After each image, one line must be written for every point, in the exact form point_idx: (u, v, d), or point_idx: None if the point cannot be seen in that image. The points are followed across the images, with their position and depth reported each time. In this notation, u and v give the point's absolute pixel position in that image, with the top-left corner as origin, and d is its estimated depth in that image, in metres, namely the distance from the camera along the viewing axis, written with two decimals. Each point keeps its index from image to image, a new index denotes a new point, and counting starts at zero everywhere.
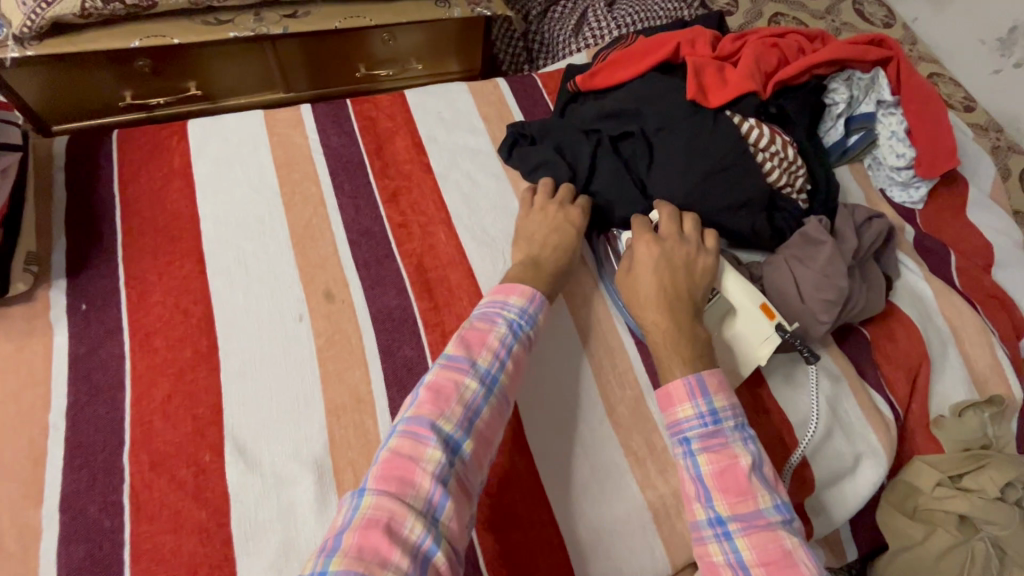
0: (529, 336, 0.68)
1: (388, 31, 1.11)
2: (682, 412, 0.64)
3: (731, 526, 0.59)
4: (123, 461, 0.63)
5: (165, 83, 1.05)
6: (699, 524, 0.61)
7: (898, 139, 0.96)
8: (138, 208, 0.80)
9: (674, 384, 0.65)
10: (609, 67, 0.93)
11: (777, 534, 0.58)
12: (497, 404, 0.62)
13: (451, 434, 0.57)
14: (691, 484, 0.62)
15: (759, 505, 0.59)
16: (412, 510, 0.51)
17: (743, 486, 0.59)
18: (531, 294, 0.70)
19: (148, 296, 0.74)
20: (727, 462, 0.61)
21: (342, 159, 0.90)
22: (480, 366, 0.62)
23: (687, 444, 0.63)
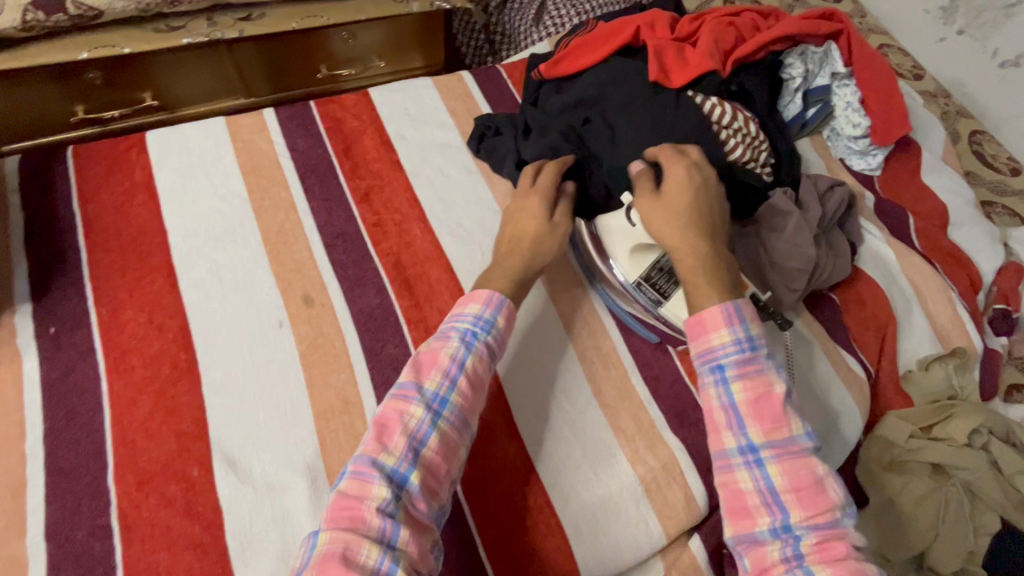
0: (488, 345, 0.66)
1: (349, 29, 1.10)
2: (717, 339, 0.61)
3: (764, 453, 0.57)
4: (109, 484, 0.62)
5: (118, 95, 1.02)
6: (728, 453, 0.59)
7: (853, 109, 0.99)
8: (101, 225, 0.78)
9: (710, 311, 0.62)
10: (571, 54, 0.93)
11: (810, 461, 0.57)
12: (448, 425, 0.60)
13: (396, 467, 0.55)
14: (723, 412, 0.60)
15: (793, 432, 0.58)
16: (364, 541, 0.51)
17: (779, 413, 0.58)
18: (487, 299, 0.67)
19: (120, 314, 0.72)
20: (764, 391, 0.58)
21: (310, 162, 0.88)
22: (427, 390, 0.61)
23: (721, 371, 0.60)
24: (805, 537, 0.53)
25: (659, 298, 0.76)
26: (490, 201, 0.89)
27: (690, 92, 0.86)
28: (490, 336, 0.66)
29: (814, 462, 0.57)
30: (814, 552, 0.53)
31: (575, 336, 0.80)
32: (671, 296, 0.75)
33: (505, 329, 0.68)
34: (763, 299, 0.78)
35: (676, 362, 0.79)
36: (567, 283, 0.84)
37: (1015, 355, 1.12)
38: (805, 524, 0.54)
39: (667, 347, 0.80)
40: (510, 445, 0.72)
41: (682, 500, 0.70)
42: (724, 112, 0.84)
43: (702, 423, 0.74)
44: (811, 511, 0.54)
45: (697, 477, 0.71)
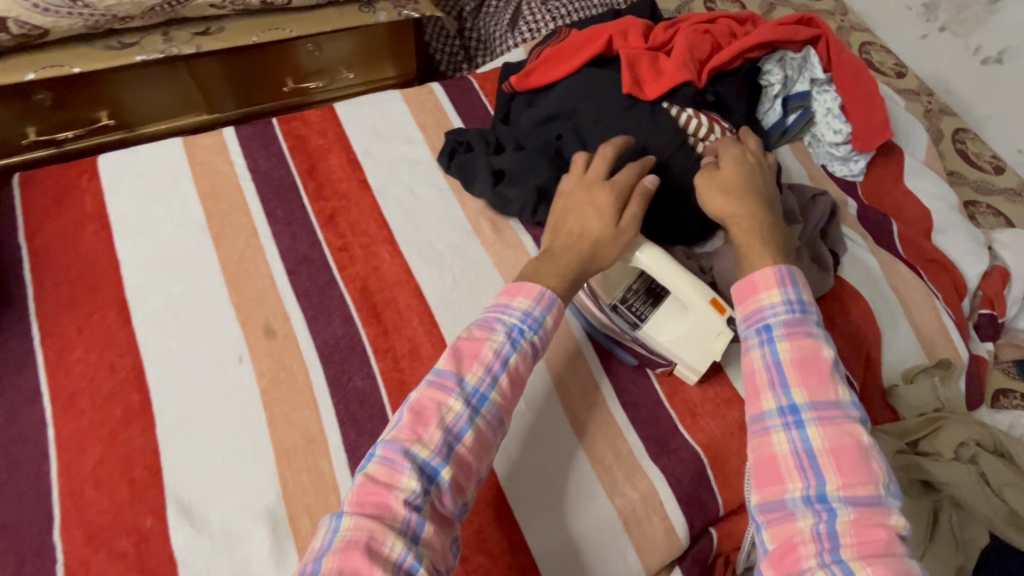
0: (533, 344, 0.60)
1: (314, 41, 1.07)
2: (767, 298, 0.57)
3: (807, 417, 0.52)
4: (55, 540, 0.59)
5: (72, 115, 0.98)
6: (765, 414, 0.54)
7: (834, 116, 0.97)
8: (49, 258, 0.74)
9: (762, 271, 0.58)
10: (542, 66, 0.90)
11: (855, 430, 0.51)
12: (485, 424, 0.56)
13: (428, 459, 0.52)
14: (765, 371, 0.55)
15: (839, 399, 0.53)
16: (389, 533, 0.48)
17: (828, 378, 0.53)
18: (538, 294, 0.61)
19: (68, 353, 0.68)
20: (812, 351, 0.54)
21: (272, 183, 0.85)
22: (467, 384, 0.56)
23: (767, 331, 0.56)
24: (843, 508, 0.47)
25: (636, 321, 0.73)
26: (462, 219, 0.86)
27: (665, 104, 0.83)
28: (536, 334, 0.60)
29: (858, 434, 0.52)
30: (850, 530, 0.46)
31: (549, 360, 0.77)
32: (647, 318, 0.73)
33: (553, 329, 0.62)
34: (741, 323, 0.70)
35: (656, 385, 0.76)
36: None
37: (1002, 359, 1.11)
38: (842, 493, 0.48)
39: (646, 370, 0.77)
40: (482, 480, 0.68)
41: (661, 532, 0.68)
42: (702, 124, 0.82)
43: (682, 449, 0.72)
44: (850, 477, 0.49)
45: (677, 507, 0.69)
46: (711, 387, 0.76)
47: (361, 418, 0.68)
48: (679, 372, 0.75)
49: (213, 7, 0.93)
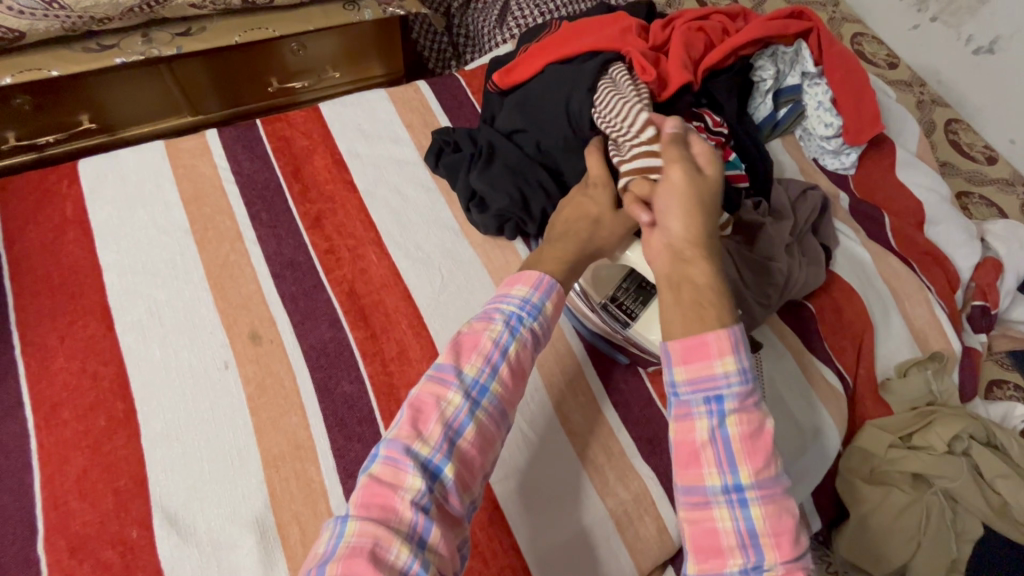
0: (533, 331, 0.58)
1: (298, 40, 1.05)
2: (720, 366, 0.47)
3: (751, 496, 0.45)
4: (38, 552, 0.58)
5: (53, 119, 0.96)
6: (706, 490, 0.46)
7: (825, 109, 0.95)
8: (29, 266, 0.73)
9: (714, 332, 0.48)
10: (527, 61, 0.89)
11: (791, 504, 0.47)
12: (487, 417, 0.54)
13: (430, 457, 0.50)
14: (710, 448, 0.46)
15: (780, 472, 0.47)
16: (395, 537, 0.46)
17: (771, 452, 0.47)
18: (537, 281, 0.60)
19: (50, 363, 0.67)
20: (761, 426, 0.47)
21: (257, 186, 0.84)
22: (467, 376, 0.54)
23: (717, 403, 0.47)
24: None
25: (627, 319, 0.72)
26: (450, 220, 0.85)
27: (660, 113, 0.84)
28: (536, 322, 0.58)
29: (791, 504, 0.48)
30: None
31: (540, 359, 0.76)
32: (637, 317, 0.72)
33: (553, 317, 0.61)
34: None
35: (647, 384, 0.76)
36: None
37: (996, 350, 1.11)
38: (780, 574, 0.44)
39: (636, 367, 0.77)
40: None
41: (654, 532, 0.67)
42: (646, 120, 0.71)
43: None
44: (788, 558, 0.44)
45: (670, 507, 0.68)
46: None
47: (349, 423, 0.68)
48: None
49: (193, 6, 0.91)
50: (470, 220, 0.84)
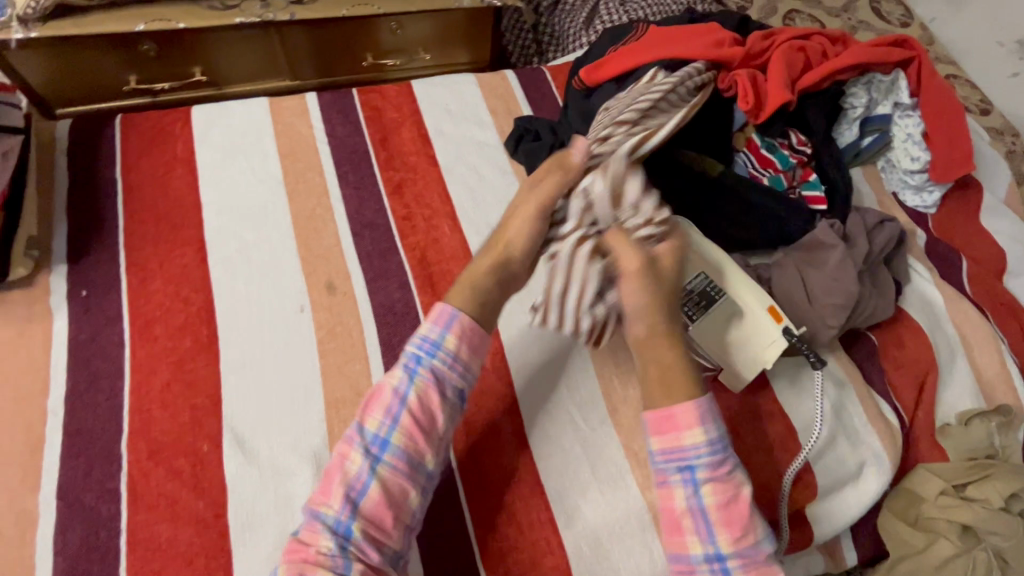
0: (434, 369, 0.63)
1: (397, 20, 1.10)
2: (689, 439, 0.61)
3: (729, 561, 0.60)
4: (121, 449, 0.63)
5: (171, 68, 1.05)
6: (690, 557, 0.61)
7: (914, 142, 0.94)
8: (140, 195, 0.80)
9: (680, 408, 0.62)
10: (617, 61, 0.90)
11: (771, 565, 0.61)
12: (390, 468, 0.60)
13: (337, 515, 0.58)
14: (690, 515, 0.61)
15: (756, 535, 0.61)
16: (317, 568, 0.55)
17: (745, 518, 0.60)
18: (436, 319, 0.65)
19: (149, 284, 0.73)
20: (733, 495, 0.60)
21: (347, 149, 0.89)
22: (368, 432, 0.61)
23: (691, 473, 0.61)
24: None
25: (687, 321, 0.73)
26: None
27: (753, 132, 0.86)
28: (439, 360, 0.64)
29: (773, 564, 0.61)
30: None
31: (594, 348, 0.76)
32: (699, 320, 0.73)
33: (460, 352, 0.65)
34: (795, 332, 0.70)
35: None
36: None
37: None
38: None
39: None
40: (514, 453, 0.69)
41: None
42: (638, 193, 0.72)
43: None
44: None
45: None
46: (753, 399, 0.76)
47: None
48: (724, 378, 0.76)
49: None
50: None
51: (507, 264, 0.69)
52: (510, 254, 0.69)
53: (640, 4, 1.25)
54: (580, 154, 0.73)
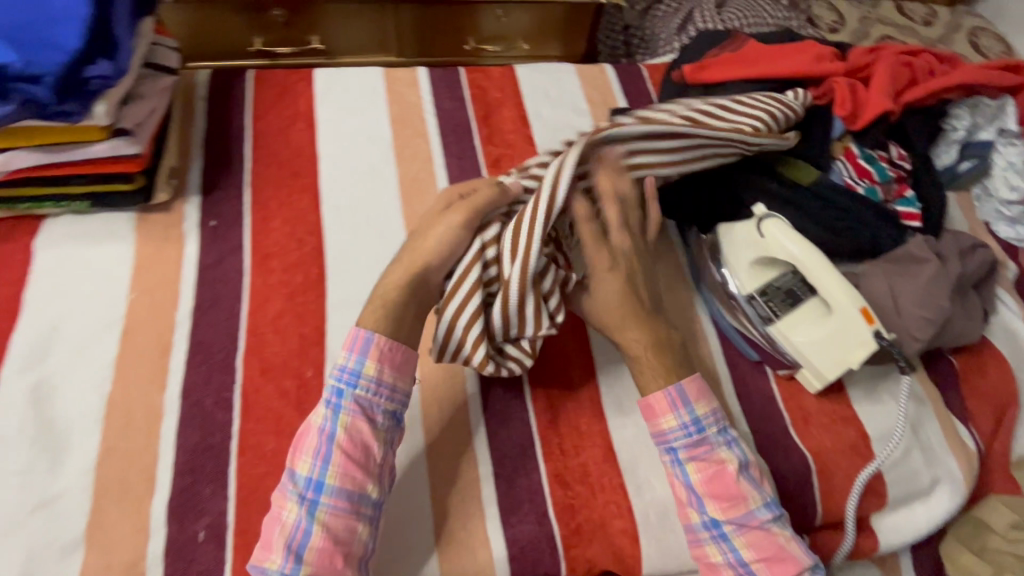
0: (360, 398, 0.61)
1: (503, 7, 1.17)
2: (665, 424, 0.65)
3: (727, 528, 0.62)
4: (237, 364, 0.69)
5: (292, 34, 1.13)
6: (696, 531, 0.63)
7: (1015, 171, 0.92)
8: (266, 141, 0.86)
9: (654, 396, 0.65)
10: (720, 65, 0.90)
11: (771, 532, 0.62)
12: (330, 510, 0.57)
13: (283, 569, 0.55)
14: (684, 490, 0.64)
15: (751, 506, 0.62)
16: None
17: (734, 491, 0.63)
18: (350, 342, 0.62)
19: (269, 222, 0.79)
20: (715, 470, 0.63)
21: (452, 122, 0.94)
22: (300, 477, 0.58)
23: (674, 453, 0.65)
24: None
25: (770, 316, 0.74)
26: None
27: (851, 142, 0.86)
28: (361, 389, 0.61)
29: (777, 530, 0.63)
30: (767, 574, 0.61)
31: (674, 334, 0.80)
32: (782, 316, 0.74)
33: (380, 375, 0.62)
34: (888, 337, 0.69)
35: (773, 385, 0.77)
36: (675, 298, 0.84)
37: None
38: None
39: (765, 367, 0.78)
40: (589, 419, 0.71)
41: None
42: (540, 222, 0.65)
43: (791, 450, 0.72)
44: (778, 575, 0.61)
45: None
46: (830, 402, 0.76)
47: None
48: (802, 377, 0.76)
49: None
50: None
51: (423, 279, 0.66)
52: (426, 262, 0.66)
53: (737, 15, 1.28)
54: (512, 187, 0.69)
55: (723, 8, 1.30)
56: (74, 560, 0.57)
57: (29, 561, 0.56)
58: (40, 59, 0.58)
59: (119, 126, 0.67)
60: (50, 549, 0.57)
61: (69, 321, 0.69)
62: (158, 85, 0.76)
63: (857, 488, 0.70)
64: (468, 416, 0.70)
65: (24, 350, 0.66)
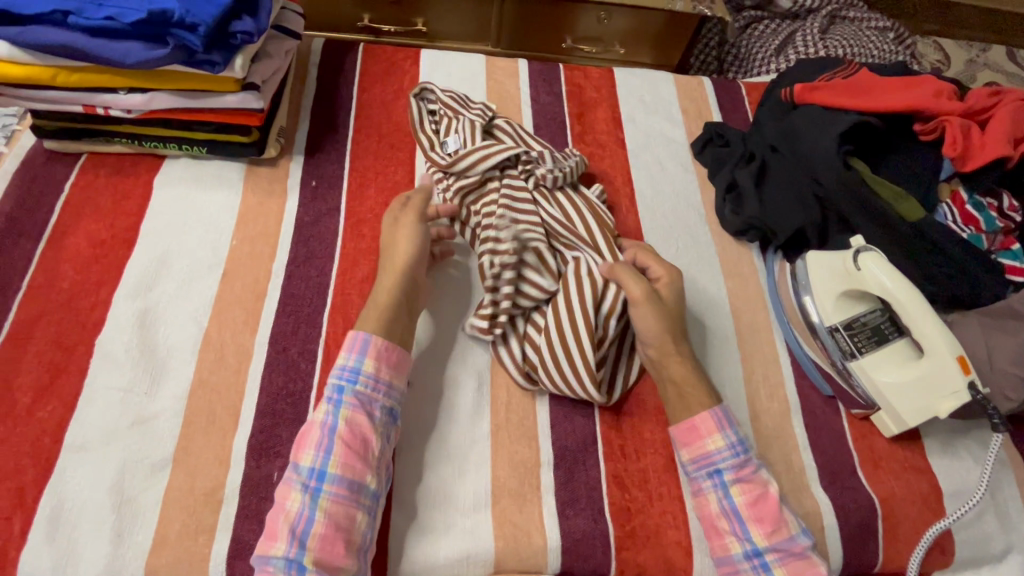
0: (360, 394, 0.62)
1: (606, 10, 1.18)
2: (712, 444, 0.64)
3: (768, 557, 0.61)
4: (323, 320, 0.72)
5: (399, 14, 1.19)
6: (734, 560, 0.62)
7: None
8: (369, 112, 0.90)
9: (702, 417, 0.65)
10: (832, 86, 0.88)
11: (811, 560, 0.61)
12: (332, 500, 0.56)
13: (286, 554, 0.54)
14: (724, 517, 0.63)
15: (791, 531, 0.62)
16: None
17: (777, 516, 0.62)
18: (352, 341, 0.64)
19: (365, 188, 0.82)
20: (761, 493, 0.63)
21: (547, 116, 0.95)
22: (303, 468, 0.58)
23: (719, 476, 0.64)
24: None
25: (852, 351, 0.73)
26: (698, 204, 0.90)
27: (959, 185, 0.83)
28: (361, 386, 0.62)
29: (814, 560, 0.61)
30: None
31: (746, 354, 0.78)
32: (866, 353, 0.73)
33: (380, 373, 0.63)
34: (983, 391, 0.66)
35: (844, 422, 0.75)
36: (751, 316, 0.81)
37: None
38: None
39: (837, 404, 0.76)
40: (653, 427, 0.71)
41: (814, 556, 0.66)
42: (472, 167, 0.79)
43: (858, 491, 0.70)
44: None
45: (838, 541, 0.68)
46: (902, 448, 0.73)
47: None
48: (878, 420, 0.73)
49: None
50: (719, 214, 0.88)
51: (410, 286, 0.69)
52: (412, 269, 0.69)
53: (841, 42, 1.24)
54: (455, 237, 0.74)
55: (826, 34, 1.28)
56: (161, 478, 0.61)
57: (122, 472, 0.60)
58: (197, 10, 0.61)
59: (249, 81, 0.72)
60: (141, 465, 0.61)
61: (178, 257, 0.73)
62: (283, 47, 0.79)
63: (927, 541, 0.66)
64: (535, 404, 0.71)
65: (137, 277, 0.71)
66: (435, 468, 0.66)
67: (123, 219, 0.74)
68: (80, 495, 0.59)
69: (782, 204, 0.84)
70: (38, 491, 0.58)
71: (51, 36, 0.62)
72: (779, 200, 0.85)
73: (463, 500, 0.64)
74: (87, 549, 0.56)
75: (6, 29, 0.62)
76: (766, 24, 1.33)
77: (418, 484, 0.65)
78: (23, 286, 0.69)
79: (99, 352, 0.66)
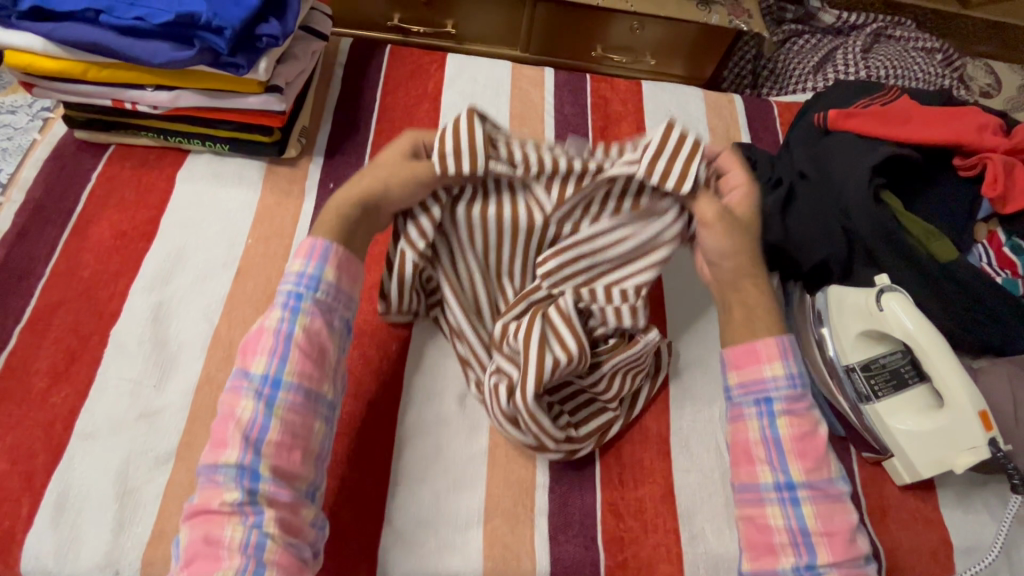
0: (317, 303, 0.58)
1: (639, 20, 1.16)
2: (770, 370, 0.58)
3: (801, 494, 0.55)
4: None
5: (430, 15, 1.18)
6: (761, 488, 0.57)
7: None
8: (391, 116, 0.90)
9: (767, 343, 0.59)
10: (871, 114, 0.83)
11: (846, 506, 0.56)
12: (288, 407, 0.54)
13: (239, 461, 0.51)
14: (764, 445, 0.57)
15: (831, 473, 0.57)
16: (224, 520, 0.50)
17: (821, 454, 0.56)
18: (309, 247, 0.60)
19: None
20: (810, 429, 0.57)
21: (570, 127, 0.93)
22: (254, 374, 0.55)
23: (767, 404, 0.58)
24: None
25: (868, 395, 0.70)
26: None
27: (997, 227, 0.79)
28: (320, 294, 0.59)
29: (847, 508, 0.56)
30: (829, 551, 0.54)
31: None
32: (882, 398, 0.70)
33: (337, 282, 0.60)
34: (1005, 450, 0.63)
35: (854, 466, 0.73)
36: None
37: None
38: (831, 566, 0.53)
39: (849, 447, 0.74)
40: (652, 456, 0.69)
41: None
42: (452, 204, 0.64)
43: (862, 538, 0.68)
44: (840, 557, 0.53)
45: None
46: (913, 498, 0.71)
47: None
48: (890, 466, 0.71)
49: None
50: None
51: (373, 208, 0.63)
52: (382, 195, 0.62)
53: (884, 61, 1.19)
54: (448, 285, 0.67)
55: (868, 53, 1.23)
56: (163, 471, 0.62)
57: (127, 463, 0.62)
58: (225, 13, 0.62)
59: (273, 82, 0.72)
60: (145, 457, 0.62)
61: (194, 252, 0.74)
62: (309, 48, 0.79)
63: None
64: None
65: (154, 269, 0.72)
66: (429, 482, 0.66)
67: (144, 212, 0.76)
68: (85, 482, 0.60)
69: (807, 235, 0.80)
70: (47, 475, 0.60)
71: (84, 33, 0.64)
72: (806, 230, 0.80)
73: (455, 517, 0.64)
74: (88, 535, 0.58)
75: (41, 25, 0.64)
76: (805, 39, 1.28)
77: (412, 497, 0.65)
78: (47, 272, 0.71)
79: (113, 342, 0.68)
